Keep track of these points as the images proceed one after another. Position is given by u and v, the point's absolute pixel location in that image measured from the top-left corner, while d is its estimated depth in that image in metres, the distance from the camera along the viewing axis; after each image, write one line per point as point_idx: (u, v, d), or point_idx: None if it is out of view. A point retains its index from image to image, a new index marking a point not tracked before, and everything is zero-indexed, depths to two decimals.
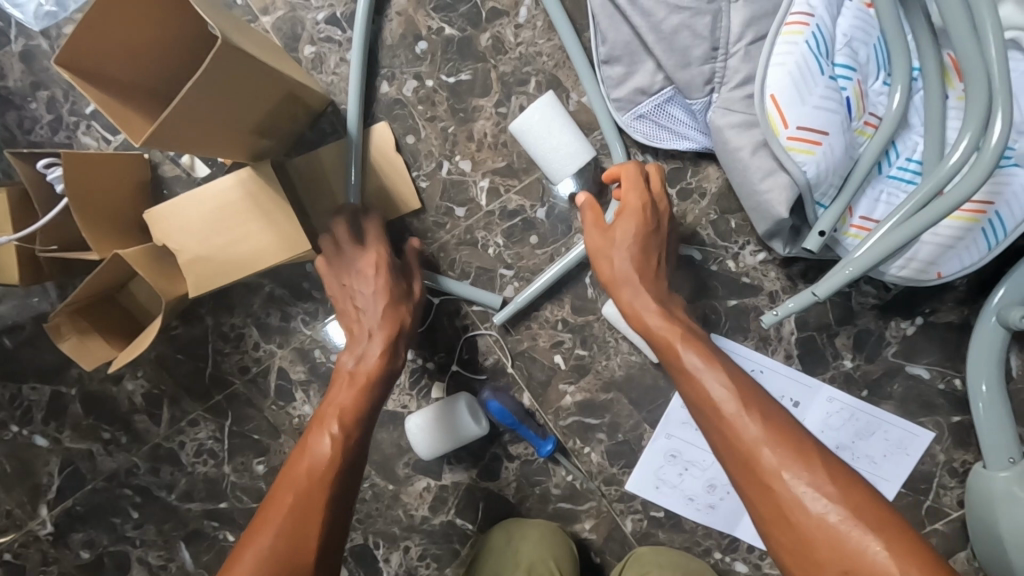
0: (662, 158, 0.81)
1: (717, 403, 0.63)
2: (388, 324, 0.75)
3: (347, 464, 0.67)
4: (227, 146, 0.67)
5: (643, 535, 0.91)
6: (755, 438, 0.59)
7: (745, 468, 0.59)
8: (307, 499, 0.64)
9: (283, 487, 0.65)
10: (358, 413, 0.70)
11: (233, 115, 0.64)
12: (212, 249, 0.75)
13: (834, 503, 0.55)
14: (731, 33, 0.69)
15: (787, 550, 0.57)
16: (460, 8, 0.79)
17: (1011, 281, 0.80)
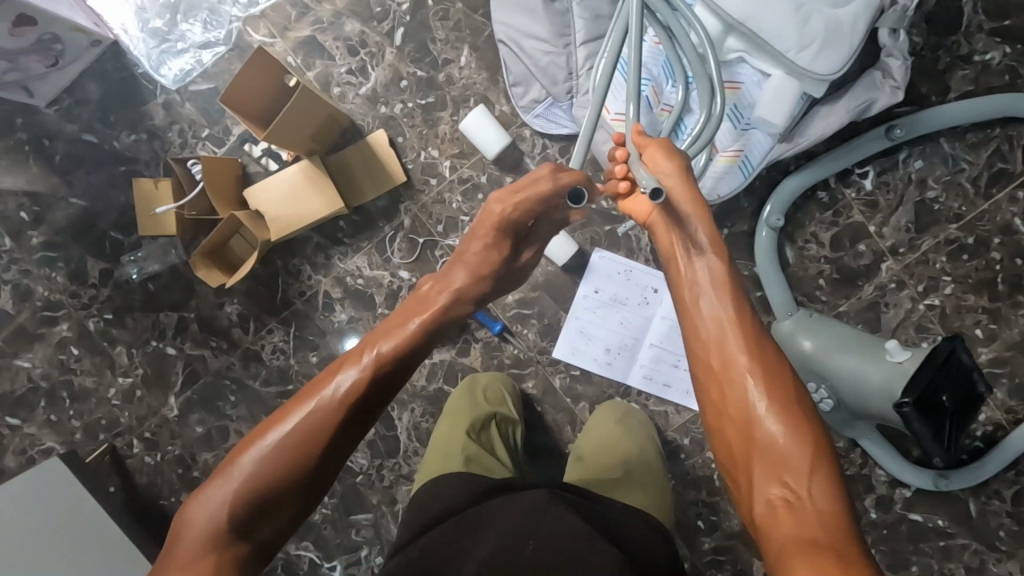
0: (555, 140, 1.31)
1: (713, 318, 0.91)
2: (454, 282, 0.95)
3: (377, 386, 0.85)
4: (294, 145, 1.17)
5: (567, 387, 1.40)
6: (739, 355, 0.89)
7: (718, 363, 0.90)
8: (336, 402, 0.82)
9: (327, 377, 0.85)
10: (394, 362, 0.86)
11: (304, 122, 1.15)
12: (287, 210, 1.26)
13: (776, 404, 0.84)
14: (579, 64, 1.21)
15: (732, 422, 0.87)
16: (426, 59, 1.30)
17: (773, 202, 1.30)
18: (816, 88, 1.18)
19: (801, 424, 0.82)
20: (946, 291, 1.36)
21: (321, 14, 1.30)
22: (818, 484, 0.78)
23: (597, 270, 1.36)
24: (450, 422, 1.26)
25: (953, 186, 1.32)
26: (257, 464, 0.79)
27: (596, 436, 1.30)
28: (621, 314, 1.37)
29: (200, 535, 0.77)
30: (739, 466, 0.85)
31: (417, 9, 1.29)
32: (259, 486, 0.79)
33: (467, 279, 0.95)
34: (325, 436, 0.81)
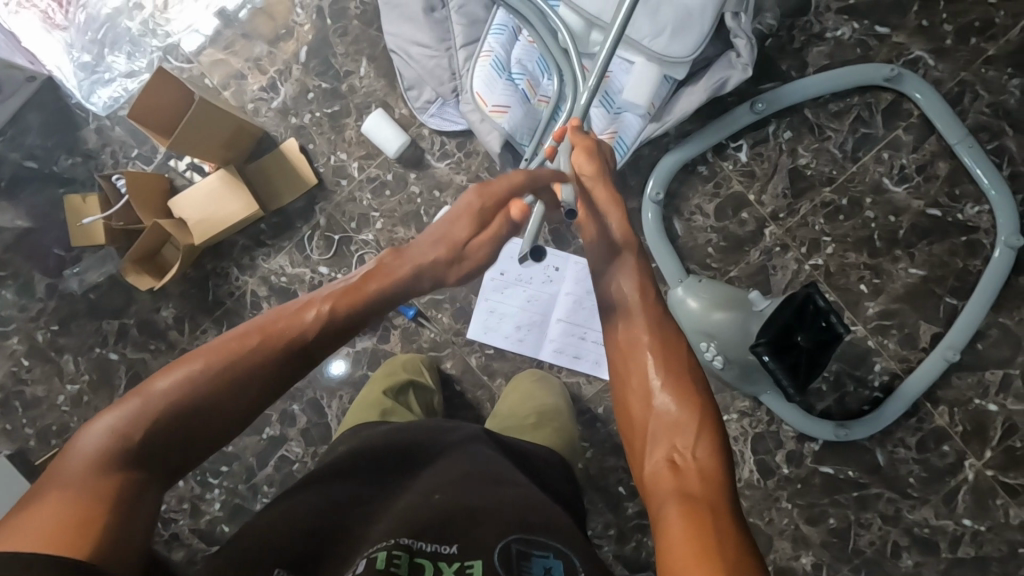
0: (452, 137, 1.44)
1: (622, 301, 0.96)
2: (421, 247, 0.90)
3: (319, 334, 0.80)
4: (203, 152, 1.30)
5: (483, 365, 1.48)
6: (641, 332, 0.92)
7: (625, 340, 0.92)
8: (273, 343, 0.76)
9: (266, 322, 0.78)
10: (349, 318, 0.83)
11: (213, 138, 1.29)
12: (208, 216, 1.38)
13: (671, 377, 0.86)
14: (461, 64, 1.33)
15: (630, 393, 0.88)
16: (329, 72, 1.43)
17: (654, 178, 1.41)
18: (675, 70, 1.30)
19: (694, 395, 0.84)
20: (828, 250, 1.45)
21: (234, 40, 1.45)
22: (702, 446, 0.78)
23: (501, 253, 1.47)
24: (370, 390, 1.35)
25: (822, 152, 1.43)
26: (172, 391, 0.69)
27: (512, 399, 1.37)
28: (526, 292, 1.47)
29: (84, 462, 0.63)
30: (637, 434, 0.84)
31: (319, 29, 1.44)
32: (164, 414, 0.68)
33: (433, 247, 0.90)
34: (252, 374, 0.74)
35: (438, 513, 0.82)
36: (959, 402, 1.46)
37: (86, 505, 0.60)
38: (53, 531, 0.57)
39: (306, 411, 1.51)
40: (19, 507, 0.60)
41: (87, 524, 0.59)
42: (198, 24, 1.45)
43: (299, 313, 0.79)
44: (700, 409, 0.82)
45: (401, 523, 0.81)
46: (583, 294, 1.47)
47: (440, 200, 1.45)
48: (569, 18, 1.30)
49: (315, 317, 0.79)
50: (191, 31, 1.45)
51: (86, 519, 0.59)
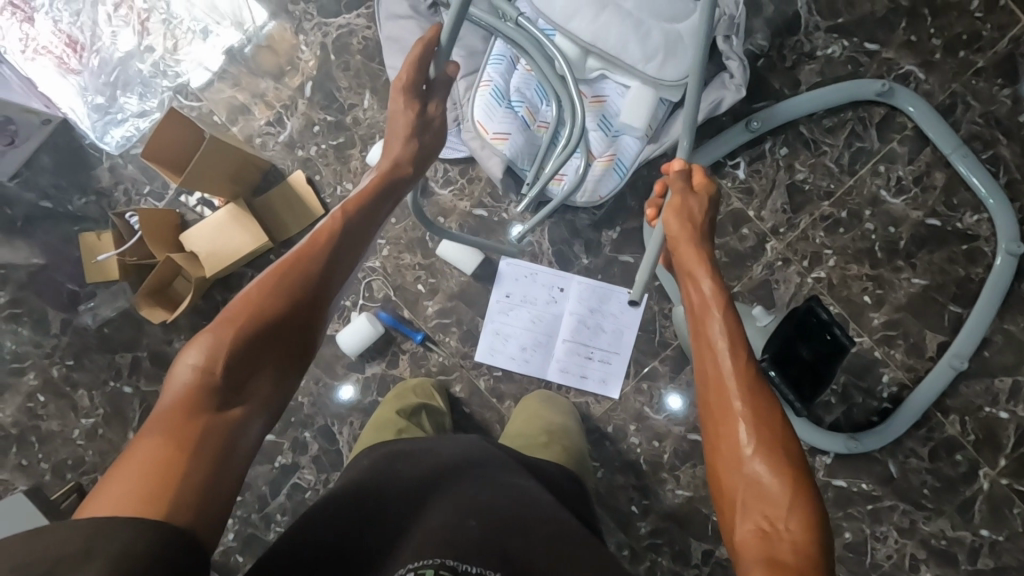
0: (454, 164, 1.47)
1: (712, 347, 0.89)
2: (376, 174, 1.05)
3: (328, 262, 0.91)
4: (213, 187, 1.33)
5: (491, 387, 1.50)
6: (728, 386, 0.84)
7: (715, 396, 0.85)
8: (286, 287, 0.85)
9: (285, 269, 0.87)
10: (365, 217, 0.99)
11: (216, 170, 1.31)
12: (218, 248, 1.41)
13: (761, 442, 0.80)
14: (461, 94, 1.37)
15: (717, 454, 0.83)
16: (334, 105, 1.48)
17: None
18: (669, 92, 1.34)
19: (789, 463, 0.78)
20: (830, 263, 1.46)
21: (241, 77, 1.49)
22: (796, 518, 0.74)
23: (506, 276, 1.48)
24: (381, 412, 1.36)
25: (819, 166, 1.45)
26: (211, 339, 0.77)
27: (523, 418, 1.37)
28: (532, 314, 1.49)
29: (165, 410, 0.72)
30: (725, 499, 0.80)
31: (323, 65, 1.48)
32: (213, 362, 0.76)
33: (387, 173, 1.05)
34: (275, 313, 0.83)
35: (483, 542, 0.83)
36: (969, 410, 1.46)
37: (173, 447, 0.69)
38: (151, 476, 0.66)
39: (317, 438, 1.52)
40: (123, 452, 0.70)
41: (166, 480, 0.66)
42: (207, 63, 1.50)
43: (307, 255, 0.90)
44: (792, 479, 0.77)
45: (429, 538, 0.83)
46: (588, 314, 1.48)
47: (445, 225, 1.48)
48: (565, 46, 1.34)
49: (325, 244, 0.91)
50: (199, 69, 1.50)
51: (183, 440, 0.70)
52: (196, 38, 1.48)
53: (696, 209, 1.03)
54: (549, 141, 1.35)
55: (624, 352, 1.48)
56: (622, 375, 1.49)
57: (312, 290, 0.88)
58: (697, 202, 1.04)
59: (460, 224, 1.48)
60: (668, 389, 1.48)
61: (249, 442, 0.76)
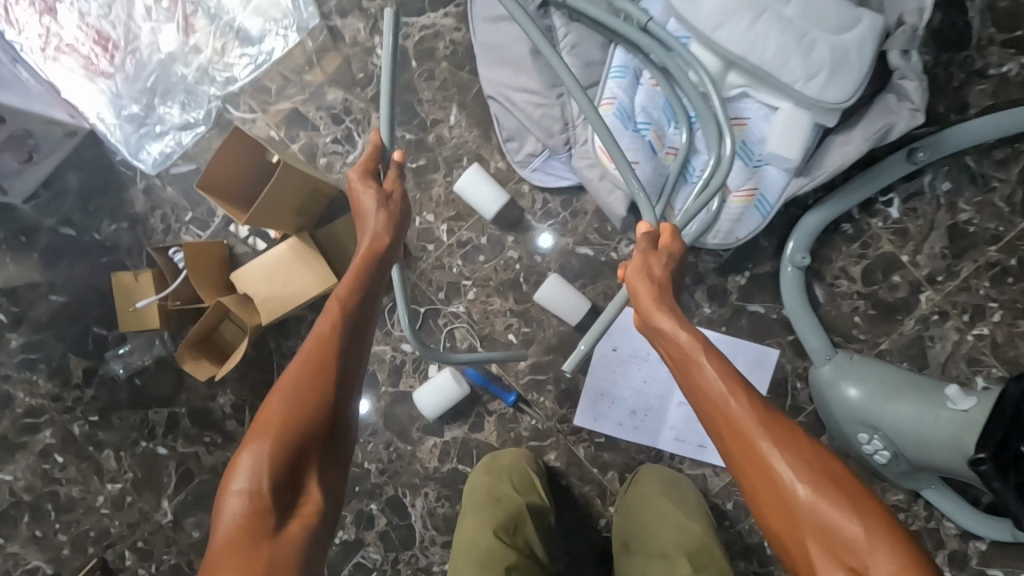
0: (556, 194, 1.24)
1: (716, 398, 0.79)
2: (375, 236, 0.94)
3: (347, 350, 0.84)
4: (279, 220, 1.10)
5: (592, 456, 1.28)
6: (752, 433, 0.75)
7: (744, 451, 0.76)
8: (307, 392, 0.80)
9: (298, 372, 0.81)
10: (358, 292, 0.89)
11: (287, 204, 1.09)
12: (276, 290, 1.17)
13: (807, 478, 0.72)
14: (574, 114, 1.14)
15: (768, 512, 0.74)
16: (414, 121, 1.24)
17: (795, 239, 1.21)
18: (826, 116, 1.12)
19: (853, 498, 0.71)
20: (994, 318, 1.24)
21: (303, 87, 1.26)
22: (886, 560, 0.67)
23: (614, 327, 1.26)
24: (472, 517, 1.17)
25: (986, 206, 1.23)
26: (249, 463, 0.76)
27: (633, 516, 1.18)
28: (642, 371, 1.26)
29: (225, 545, 0.73)
30: (798, 559, 0.72)
31: (402, 73, 1.25)
32: (259, 484, 0.75)
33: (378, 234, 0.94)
34: (302, 423, 0.78)
35: None
36: None
37: None
38: None
39: (384, 512, 1.29)
40: None
41: None
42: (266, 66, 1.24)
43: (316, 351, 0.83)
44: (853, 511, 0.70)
45: None
46: None
47: (542, 265, 1.25)
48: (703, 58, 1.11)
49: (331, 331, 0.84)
50: (254, 76, 1.24)
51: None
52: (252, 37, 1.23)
53: (677, 248, 0.92)
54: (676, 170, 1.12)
55: None
56: None
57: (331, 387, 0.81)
58: (660, 259, 0.90)
59: (560, 264, 1.25)
60: None
61: (318, 555, 0.76)
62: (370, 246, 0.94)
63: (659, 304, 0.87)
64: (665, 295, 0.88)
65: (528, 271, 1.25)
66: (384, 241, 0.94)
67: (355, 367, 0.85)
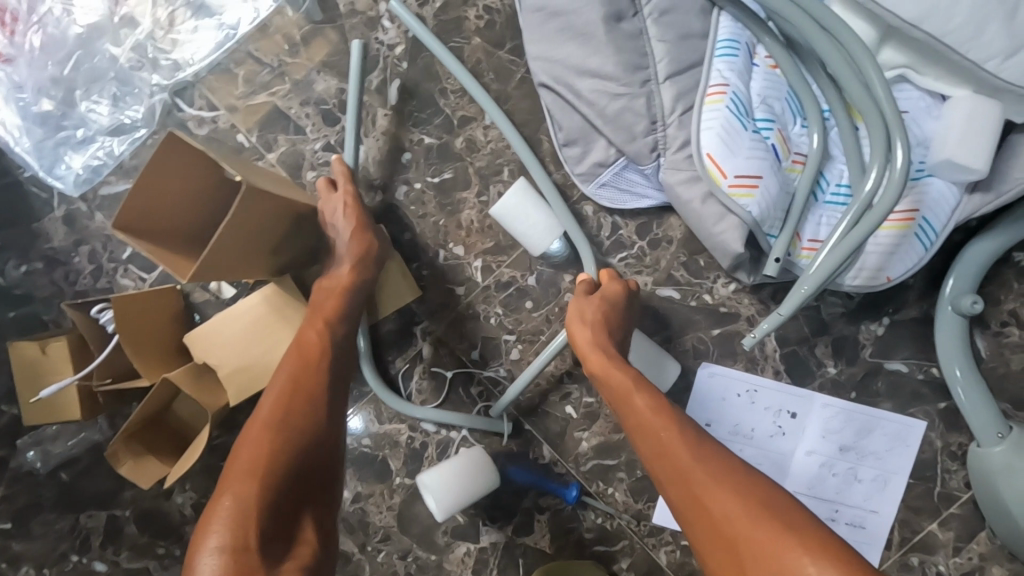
0: (629, 217, 0.92)
1: (648, 443, 0.69)
2: (350, 243, 0.79)
3: (331, 380, 0.72)
4: (246, 268, 0.75)
5: (678, 565, 0.96)
6: (688, 467, 0.65)
7: (682, 497, 0.65)
8: (294, 419, 0.67)
9: (277, 404, 0.67)
10: (344, 311, 0.77)
11: (247, 244, 0.73)
12: (246, 358, 0.83)
13: (750, 511, 0.60)
14: (665, 108, 0.81)
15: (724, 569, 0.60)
16: (435, 120, 0.91)
17: (957, 275, 0.90)
18: (1019, 108, 0.79)
19: (795, 530, 0.58)
20: None
21: (281, 71, 0.91)
22: None
23: (706, 394, 0.94)
24: None
25: None
26: (232, 506, 0.59)
27: None
28: (745, 453, 0.94)
29: None
30: None
31: (418, 52, 0.90)
32: (244, 537, 0.57)
33: (353, 234, 0.79)
34: (291, 452, 0.64)
35: None
36: None
37: None
38: None
39: None
40: None
41: None
42: (229, 47, 0.90)
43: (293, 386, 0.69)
44: (814, 540, 0.57)
45: None
46: (834, 455, 0.94)
47: None
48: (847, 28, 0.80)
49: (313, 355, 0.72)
50: (213, 60, 0.90)
51: None
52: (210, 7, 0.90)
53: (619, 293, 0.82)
54: (812, 186, 0.79)
55: (885, 512, 0.96)
56: (880, 547, 0.96)
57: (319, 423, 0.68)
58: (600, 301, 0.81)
59: None
60: (951, 567, 0.96)
61: None
62: (350, 268, 0.78)
63: (587, 333, 0.78)
64: (604, 339, 0.78)
65: None
66: (365, 256, 0.79)
67: (340, 397, 0.73)
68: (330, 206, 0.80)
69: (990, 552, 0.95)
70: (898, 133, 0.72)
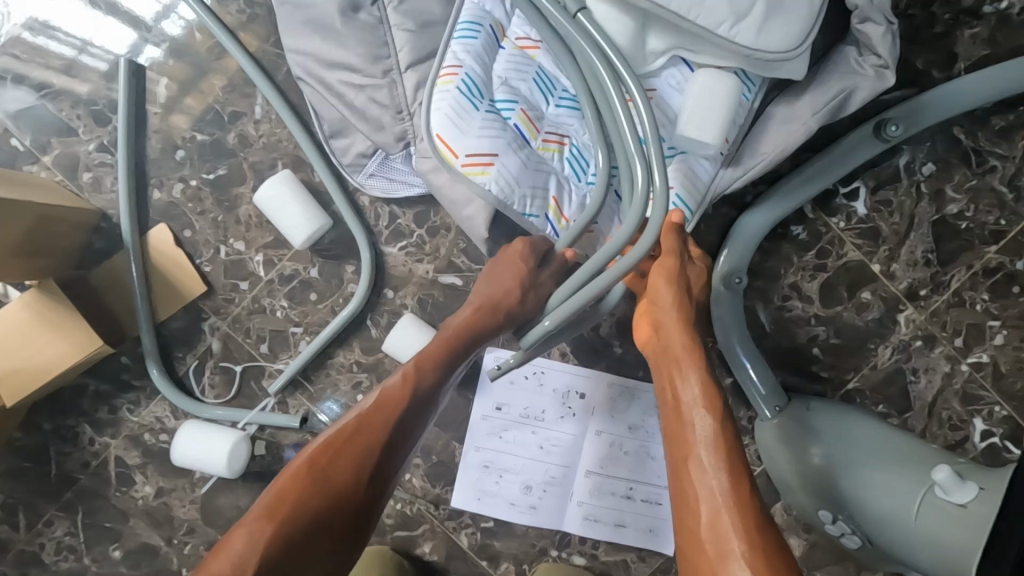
0: (406, 206, 0.92)
1: (671, 442, 0.68)
2: (513, 266, 0.74)
3: (415, 413, 0.63)
4: None
5: (480, 547, 0.97)
6: (708, 482, 0.63)
7: (686, 508, 0.63)
8: (343, 462, 0.57)
9: (343, 433, 0.59)
10: (442, 357, 0.68)
11: None
12: (16, 360, 0.85)
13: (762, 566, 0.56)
14: (408, 96, 0.81)
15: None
16: (206, 117, 0.92)
17: (730, 248, 0.90)
18: (768, 73, 0.79)
19: None
20: (996, 341, 0.92)
21: (51, 74, 0.92)
22: None
23: (494, 378, 0.96)
24: None
25: (983, 192, 0.92)
26: (239, 542, 0.50)
27: None
28: (537, 434, 0.96)
29: None
30: None
31: (187, 52, 0.92)
32: None
33: (494, 292, 0.73)
34: (328, 500, 0.55)
35: None
36: None
37: None
38: None
39: None
40: None
41: None
42: (90, 48, 0.92)
43: (359, 425, 0.59)
44: None
45: None
46: (625, 433, 0.96)
47: (395, 302, 0.93)
48: (612, 22, 0.76)
49: (426, 381, 0.65)
50: (70, 61, 0.92)
51: None
52: (71, 11, 0.93)
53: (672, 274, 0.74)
54: (607, 178, 0.71)
55: None
56: None
57: (362, 481, 0.57)
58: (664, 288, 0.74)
59: (418, 300, 0.93)
60: None
61: None
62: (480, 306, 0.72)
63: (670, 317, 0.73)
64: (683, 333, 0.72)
65: (374, 311, 0.93)
66: (509, 297, 0.73)
67: (412, 440, 0.63)
68: (505, 263, 0.75)
69: (787, 523, 0.94)
70: (643, 106, 0.65)
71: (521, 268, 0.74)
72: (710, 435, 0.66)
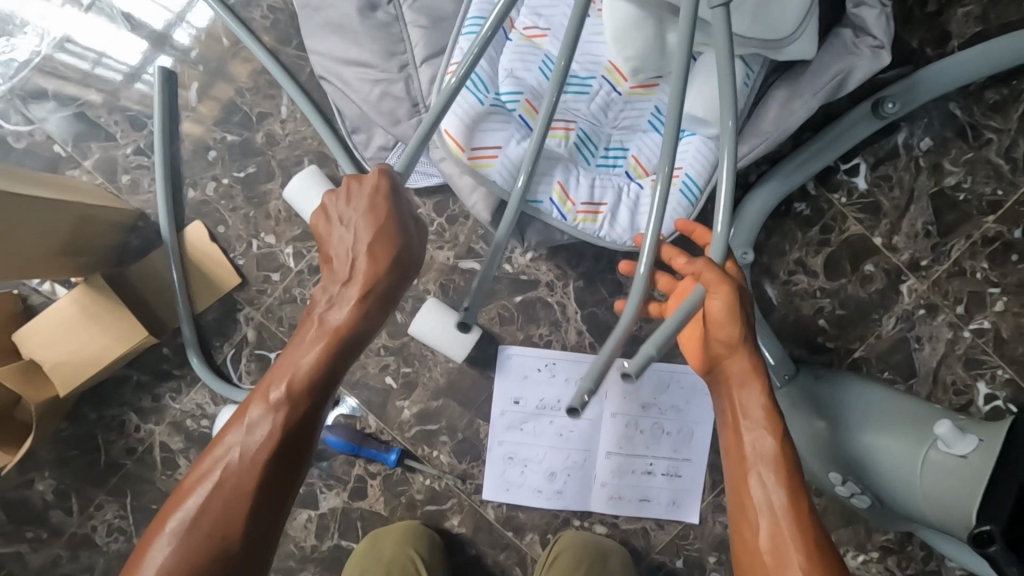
0: (425, 196, 0.99)
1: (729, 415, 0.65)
2: (360, 224, 0.63)
3: (301, 408, 0.62)
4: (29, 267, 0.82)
5: (505, 518, 1.02)
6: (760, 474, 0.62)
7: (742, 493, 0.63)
8: (225, 481, 0.60)
9: (226, 451, 0.61)
10: (331, 342, 0.63)
11: (30, 238, 0.81)
12: (66, 353, 0.91)
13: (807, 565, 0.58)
14: (423, 89, 0.86)
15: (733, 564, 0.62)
16: (235, 119, 0.98)
17: (736, 226, 0.94)
18: (772, 54, 0.82)
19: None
20: (997, 308, 0.96)
21: (87, 82, 0.97)
22: None
23: (511, 371, 1.00)
24: None
25: (979, 164, 0.95)
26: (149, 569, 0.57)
27: None
28: (555, 423, 1.01)
29: None
30: None
31: (215, 57, 0.98)
32: None
33: (361, 254, 0.63)
34: (221, 515, 0.59)
35: None
36: None
37: None
38: None
39: None
40: None
41: None
42: (104, 61, 0.98)
43: (243, 439, 0.61)
44: None
45: None
46: (638, 413, 1.01)
47: (418, 288, 1.00)
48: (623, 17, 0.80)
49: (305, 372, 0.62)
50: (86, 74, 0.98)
51: None
52: (90, 27, 0.98)
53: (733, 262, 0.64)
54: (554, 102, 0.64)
55: (698, 455, 1.01)
56: (699, 493, 1.01)
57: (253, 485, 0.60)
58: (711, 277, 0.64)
59: (440, 286, 1.00)
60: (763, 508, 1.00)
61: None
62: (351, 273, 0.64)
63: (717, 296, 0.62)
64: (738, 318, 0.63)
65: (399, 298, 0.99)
66: (364, 257, 0.63)
67: (307, 432, 0.63)
68: (344, 221, 0.65)
69: None
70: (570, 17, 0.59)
71: (370, 221, 0.63)
72: (760, 408, 0.64)
